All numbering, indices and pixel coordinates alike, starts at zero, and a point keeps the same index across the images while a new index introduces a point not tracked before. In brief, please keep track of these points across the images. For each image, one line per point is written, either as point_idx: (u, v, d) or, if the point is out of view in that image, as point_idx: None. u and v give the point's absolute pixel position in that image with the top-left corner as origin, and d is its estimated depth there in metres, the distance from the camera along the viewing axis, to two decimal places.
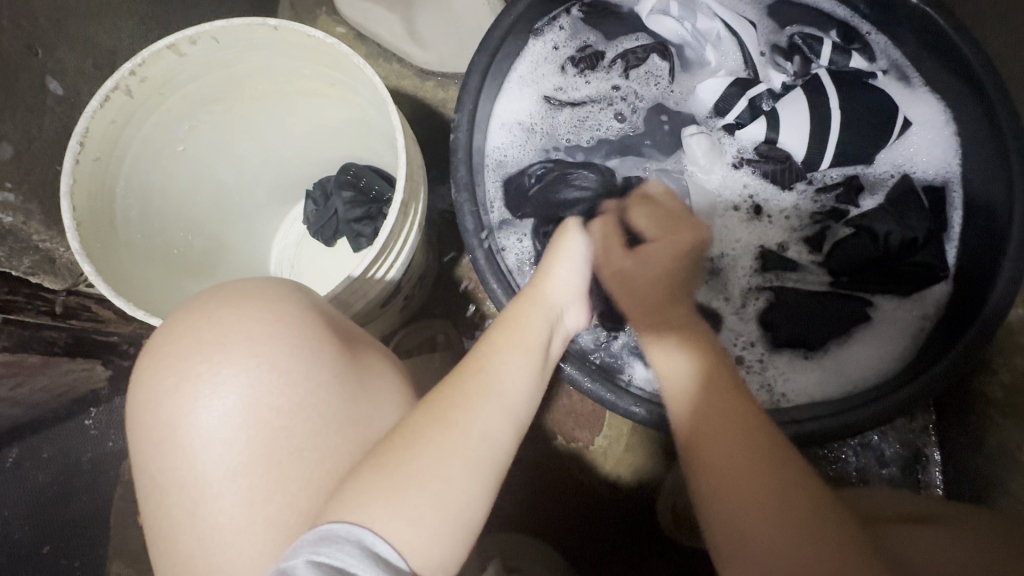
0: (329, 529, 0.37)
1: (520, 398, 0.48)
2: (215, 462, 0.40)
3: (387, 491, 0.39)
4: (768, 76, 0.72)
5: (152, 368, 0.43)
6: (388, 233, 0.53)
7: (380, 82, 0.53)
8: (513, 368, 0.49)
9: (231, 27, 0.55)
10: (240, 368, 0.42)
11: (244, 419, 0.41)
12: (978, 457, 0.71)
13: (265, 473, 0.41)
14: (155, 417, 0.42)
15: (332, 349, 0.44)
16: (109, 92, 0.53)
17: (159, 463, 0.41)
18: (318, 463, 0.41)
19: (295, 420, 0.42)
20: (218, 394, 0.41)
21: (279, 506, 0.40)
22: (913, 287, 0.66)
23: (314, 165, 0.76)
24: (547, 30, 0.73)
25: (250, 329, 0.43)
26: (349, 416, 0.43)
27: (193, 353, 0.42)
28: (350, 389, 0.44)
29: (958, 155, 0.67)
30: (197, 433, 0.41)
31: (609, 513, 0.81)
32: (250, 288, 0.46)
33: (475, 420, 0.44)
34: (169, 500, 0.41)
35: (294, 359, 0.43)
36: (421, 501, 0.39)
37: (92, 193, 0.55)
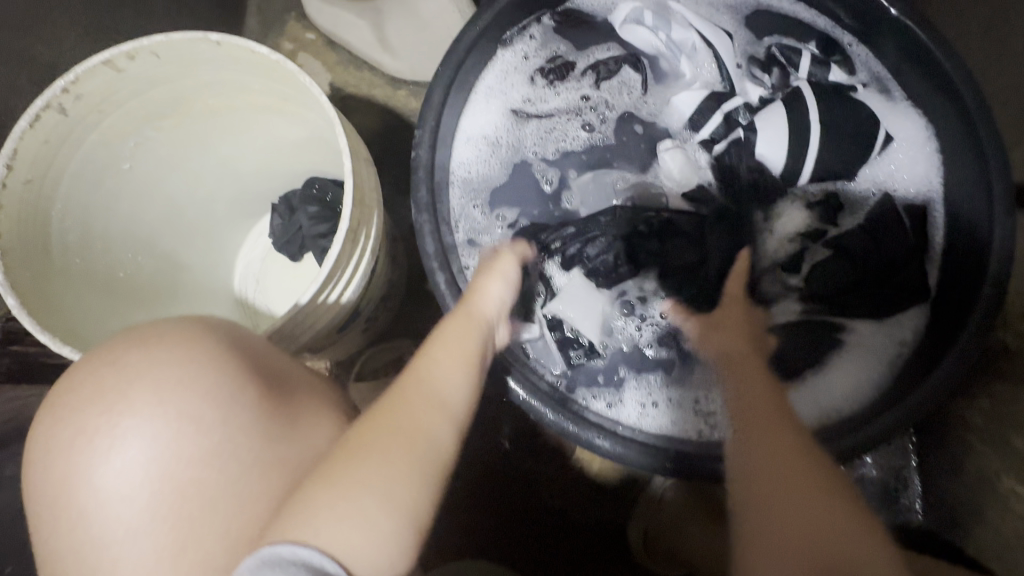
0: (269, 552, 0.32)
1: (460, 404, 0.48)
2: (115, 523, 0.37)
3: (333, 500, 0.36)
4: (745, 89, 0.70)
5: (49, 420, 0.39)
6: (333, 261, 0.50)
7: (327, 100, 0.50)
8: (449, 376, 0.49)
9: (171, 42, 0.52)
10: (142, 418, 0.38)
11: (148, 472, 0.37)
12: (957, 483, 0.69)
13: (171, 532, 0.37)
14: (50, 475, 0.38)
15: (252, 392, 0.40)
16: (39, 111, 0.50)
17: (56, 525, 0.38)
18: (234, 515, 0.37)
19: (207, 470, 0.38)
20: (118, 449, 0.38)
21: (188, 566, 0.36)
22: (886, 310, 0.65)
23: (275, 179, 0.73)
24: (516, 39, 0.70)
25: (154, 375, 0.39)
26: (271, 459, 0.39)
27: (90, 404, 0.39)
28: (274, 431, 0.40)
29: (939, 172, 0.65)
30: (96, 492, 0.37)
31: (581, 537, 0.79)
32: (158, 327, 0.42)
33: (420, 424, 0.43)
34: (71, 565, 0.38)
35: (206, 405, 0.39)
36: (371, 505, 0.37)
37: (22, 218, 0.52)
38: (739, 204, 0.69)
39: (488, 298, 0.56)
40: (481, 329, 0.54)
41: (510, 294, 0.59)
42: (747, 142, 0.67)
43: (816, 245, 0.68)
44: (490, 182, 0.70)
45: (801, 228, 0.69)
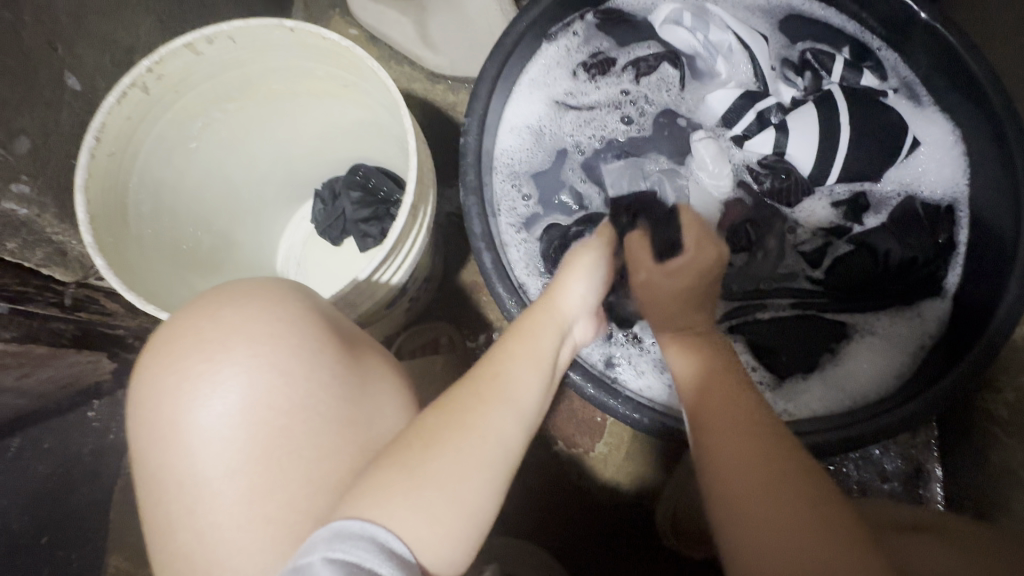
0: (343, 525, 0.36)
1: (533, 405, 0.46)
2: (211, 462, 0.41)
3: (407, 489, 0.38)
4: (779, 89, 0.73)
5: (154, 363, 0.43)
6: (398, 234, 0.54)
7: (393, 85, 0.54)
8: (526, 375, 0.47)
9: (248, 27, 0.56)
10: (239, 367, 0.42)
11: (244, 418, 0.41)
12: (981, 474, 0.70)
13: (263, 471, 0.41)
14: (154, 414, 0.42)
15: (333, 350, 0.45)
16: (126, 89, 0.54)
17: (158, 460, 0.42)
18: (318, 463, 0.42)
19: (295, 420, 0.42)
20: (219, 393, 0.42)
21: (278, 505, 0.40)
22: (908, 301, 0.67)
23: (324, 165, 0.77)
24: (561, 35, 0.74)
25: (249, 327, 0.43)
26: (348, 416, 0.43)
27: (193, 351, 0.43)
28: (350, 388, 0.44)
29: (966, 176, 0.67)
30: (197, 432, 0.41)
31: (608, 520, 0.81)
32: (251, 287, 0.46)
33: (489, 421, 0.43)
34: (168, 497, 0.41)
35: (295, 359, 0.43)
36: (437, 499, 0.38)
37: (106, 187, 0.56)
38: (771, 197, 0.71)
39: (569, 296, 0.56)
40: (557, 326, 0.53)
41: (590, 295, 0.58)
42: (778, 137, 0.69)
43: (840, 241, 0.71)
44: (531, 168, 0.73)
45: (826, 224, 0.71)
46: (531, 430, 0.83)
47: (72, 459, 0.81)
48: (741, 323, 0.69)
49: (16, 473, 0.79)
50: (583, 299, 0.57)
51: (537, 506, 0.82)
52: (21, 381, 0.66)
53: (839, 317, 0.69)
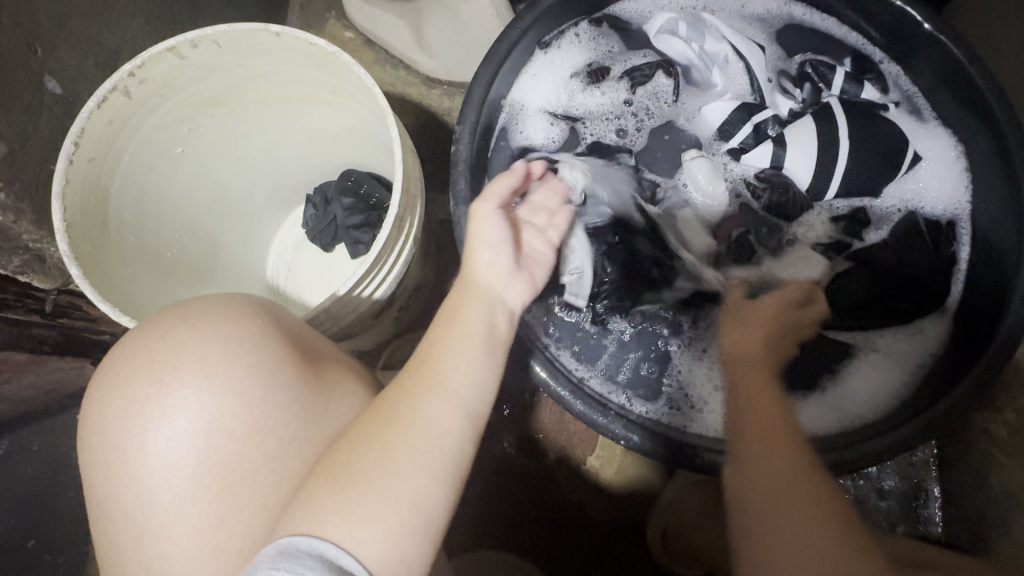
0: (289, 543, 0.36)
1: (473, 393, 0.46)
2: (160, 489, 0.40)
3: (335, 494, 0.38)
4: (776, 102, 0.71)
5: (103, 387, 0.42)
6: (382, 246, 0.52)
7: (380, 93, 0.53)
8: (458, 359, 0.47)
9: (232, 31, 0.54)
10: (191, 391, 0.41)
11: (196, 442, 0.41)
12: (980, 496, 0.69)
13: (216, 499, 0.41)
14: (102, 441, 0.42)
15: (294, 368, 0.44)
16: (107, 93, 0.53)
17: (106, 488, 0.41)
18: (271, 488, 0.41)
19: (248, 444, 0.41)
20: (169, 418, 0.41)
21: (229, 532, 0.40)
22: (907, 317, 0.66)
23: (313, 170, 0.76)
24: (555, 43, 0.72)
25: (200, 349, 0.42)
26: (305, 435, 0.43)
27: (144, 373, 0.42)
28: (309, 407, 0.44)
29: (968, 193, 0.65)
30: (145, 458, 0.41)
31: (600, 538, 0.79)
32: (208, 303, 0.45)
33: (421, 412, 0.43)
34: (116, 525, 0.41)
35: (248, 380, 0.42)
36: (374, 502, 0.38)
37: (86, 194, 0.54)
38: (770, 212, 0.70)
39: (482, 269, 0.54)
40: (484, 303, 0.52)
41: (505, 257, 0.55)
42: (777, 151, 0.67)
43: (839, 257, 0.69)
44: None
45: (825, 239, 0.70)
46: (523, 443, 0.82)
47: (56, 464, 0.80)
48: None
49: None
50: (495, 263, 0.55)
51: (526, 521, 0.80)
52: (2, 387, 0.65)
53: (842, 336, 0.67)
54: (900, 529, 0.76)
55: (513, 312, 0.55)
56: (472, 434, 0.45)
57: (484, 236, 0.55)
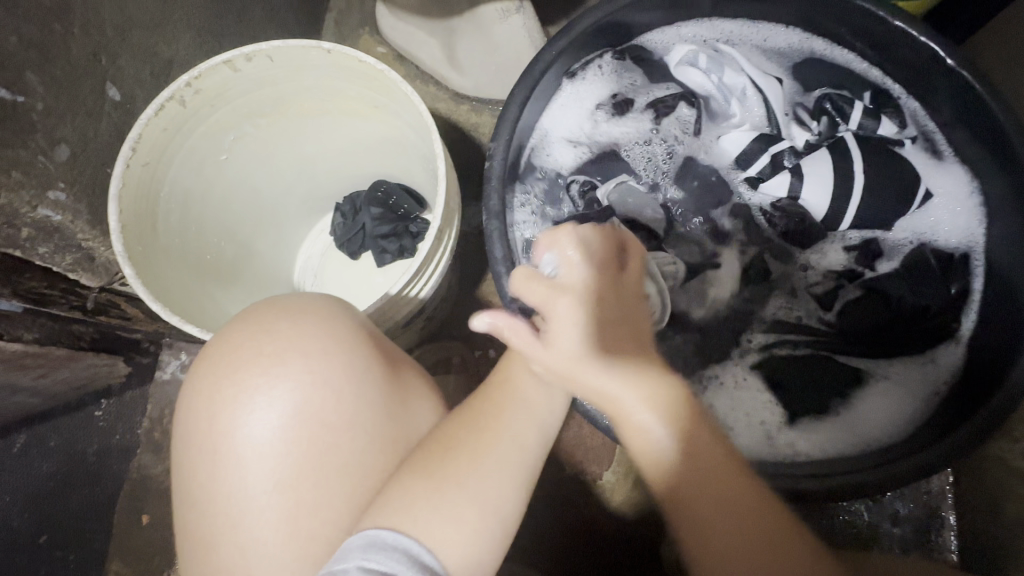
0: (376, 535, 0.38)
1: (551, 412, 0.49)
2: (260, 477, 0.41)
3: (431, 493, 0.40)
4: (792, 133, 0.73)
5: (211, 376, 0.44)
6: (424, 257, 0.54)
7: (426, 110, 0.55)
8: (537, 378, 0.50)
9: (286, 47, 0.57)
10: (292, 381, 0.43)
11: (294, 433, 0.42)
12: (997, 525, 0.69)
13: (309, 489, 0.41)
14: (208, 425, 0.43)
15: (381, 368, 0.45)
16: (164, 101, 0.55)
17: (207, 471, 0.42)
18: (359, 481, 0.42)
19: (342, 437, 0.43)
20: (271, 407, 0.42)
21: (320, 521, 0.41)
22: (919, 348, 0.67)
23: (348, 179, 0.78)
24: (581, 72, 0.74)
25: (305, 344, 0.44)
26: (391, 435, 0.44)
27: (251, 363, 0.43)
28: (394, 408, 0.45)
29: (982, 225, 0.66)
30: (247, 444, 0.42)
31: (612, 552, 0.80)
32: (306, 302, 0.47)
33: (507, 426, 0.45)
34: (211, 510, 0.42)
35: (345, 376, 0.43)
36: (461, 500, 0.41)
37: (138, 197, 0.56)
38: (785, 239, 0.73)
39: None
40: None
41: None
42: (794, 181, 0.69)
43: (851, 284, 0.71)
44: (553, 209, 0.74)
45: (837, 267, 0.72)
46: None
47: (77, 459, 0.80)
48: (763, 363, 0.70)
49: (19, 471, 0.79)
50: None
51: (537, 531, 0.80)
52: (37, 380, 0.67)
53: (856, 362, 0.69)
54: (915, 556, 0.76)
55: None
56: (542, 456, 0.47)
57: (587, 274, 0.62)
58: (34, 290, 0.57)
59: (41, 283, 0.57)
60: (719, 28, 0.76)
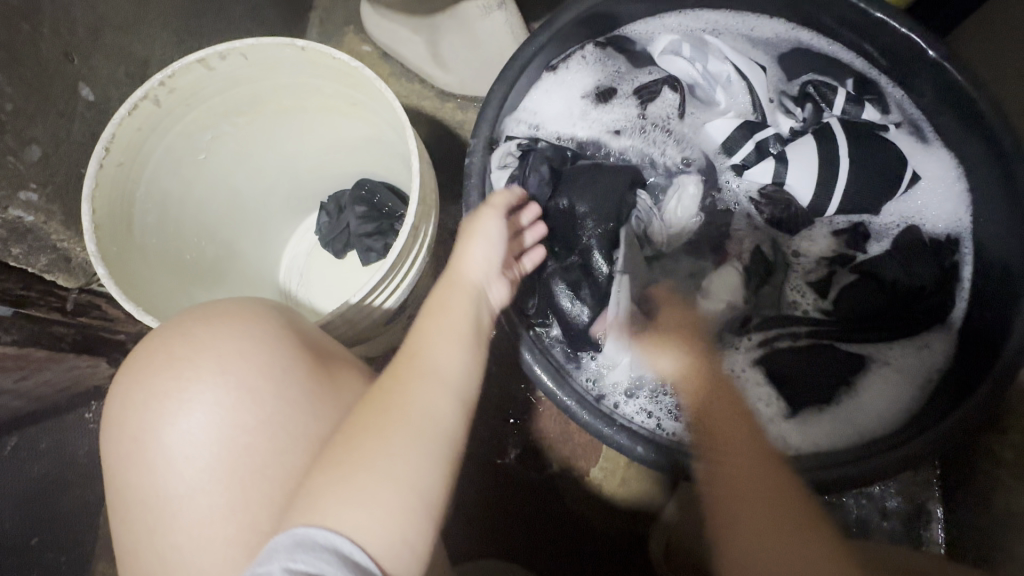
0: (305, 534, 0.36)
1: (463, 378, 0.48)
2: (181, 479, 0.42)
3: (340, 484, 0.39)
4: (777, 121, 0.74)
5: (126, 384, 0.44)
6: (399, 252, 0.54)
7: (400, 106, 0.55)
8: (449, 349, 0.49)
9: (259, 45, 0.57)
10: (207, 384, 0.43)
11: (214, 436, 0.42)
12: (984, 518, 0.68)
13: (226, 491, 0.42)
14: (123, 432, 0.43)
15: (304, 366, 0.45)
16: (138, 100, 0.55)
17: (125, 477, 0.43)
18: (279, 483, 0.42)
19: (258, 437, 0.43)
20: (185, 412, 0.42)
21: (239, 524, 0.41)
22: (914, 331, 0.66)
23: (330, 178, 0.78)
24: (563, 66, 0.74)
25: (219, 347, 0.44)
26: (315, 433, 0.44)
27: (162, 369, 0.44)
28: (318, 406, 0.45)
29: (969, 210, 0.67)
30: (164, 450, 0.42)
31: (600, 548, 0.80)
32: (228, 306, 0.47)
33: (416, 399, 0.44)
34: (133, 516, 0.43)
35: (261, 375, 0.44)
36: (371, 484, 0.39)
37: (113, 197, 0.56)
38: (771, 226, 0.72)
39: (473, 261, 0.56)
40: (471, 293, 0.54)
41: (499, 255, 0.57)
42: (779, 168, 0.69)
43: (844, 269, 0.70)
44: None
45: (828, 253, 0.71)
46: (528, 453, 0.82)
47: (66, 461, 0.80)
48: (767, 354, 0.68)
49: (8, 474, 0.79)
50: (485, 260, 0.56)
51: (526, 529, 0.80)
52: (20, 381, 0.67)
53: (859, 347, 0.68)
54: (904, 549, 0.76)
55: (494, 309, 0.57)
56: (462, 425, 0.45)
57: (490, 229, 0.57)
58: (12, 291, 0.57)
59: (16, 284, 0.57)
60: (702, 18, 0.77)
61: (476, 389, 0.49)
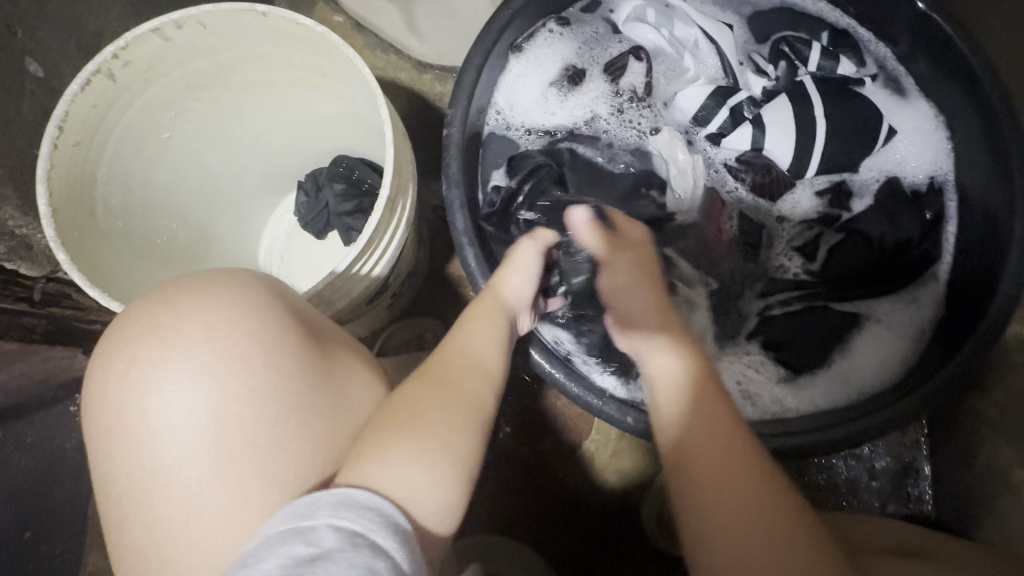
0: (348, 493, 0.36)
1: (497, 369, 0.49)
2: (170, 452, 0.40)
3: (399, 443, 0.40)
4: (748, 82, 0.71)
5: (106, 355, 0.43)
6: (374, 229, 0.52)
7: (370, 73, 0.52)
8: (486, 344, 0.50)
9: (219, 12, 0.54)
10: (194, 357, 0.41)
11: (204, 407, 0.41)
12: (968, 473, 0.69)
13: (218, 463, 0.40)
14: (104, 403, 0.42)
15: (297, 338, 0.44)
16: (91, 75, 0.52)
17: (108, 452, 0.42)
18: (271, 455, 0.41)
19: (249, 408, 0.41)
20: (172, 381, 0.41)
21: (230, 496, 0.40)
22: (907, 281, 0.65)
23: (305, 156, 0.75)
24: (527, 46, 0.70)
25: (206, 315, 0.42)
26: (312, 405, 0.43)
27: (146, 338, 0.42)
28: (316, 376, 0.44)
29: (948, 158, 0.66)
30: (151, 422, 0.41)
31: (594, 518, 0.80)
32: (213, 277, 0.45)
33: (464, 386, 0.46)
34: (118, 491, 0.41)
35: (250, 345, 0.42)
36: (431, 449, 0.40)
37: (73, 178, 0.54)
38: (754, 193, 0.70)
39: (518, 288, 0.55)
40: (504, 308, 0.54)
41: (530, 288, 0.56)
42: (755, 133, 0.68)
43: (830, 230, 0.68)
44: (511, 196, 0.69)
45: (812, 214, 0.69)
46: (522, 427, 0.82)
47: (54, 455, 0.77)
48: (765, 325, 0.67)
49: None
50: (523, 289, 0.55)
51: (523, 504, 0.81)
52: None
53: (850, 306, 0.66)
54: (891, 508, 0.77)
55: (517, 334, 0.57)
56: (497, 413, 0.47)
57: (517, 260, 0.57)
58: None
59: None
60: None
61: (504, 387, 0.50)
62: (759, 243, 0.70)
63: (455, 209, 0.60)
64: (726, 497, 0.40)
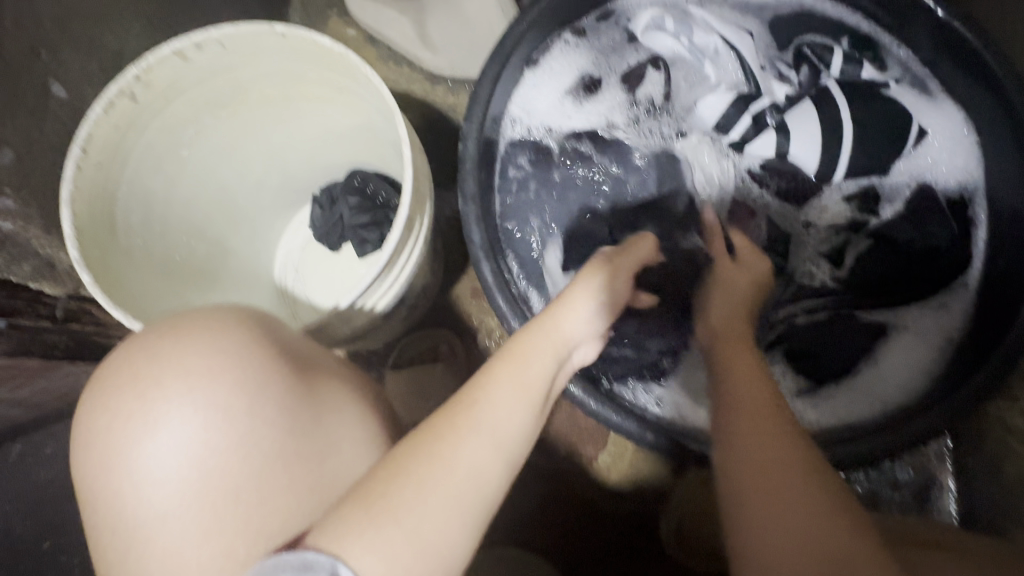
0: (311, 557, 0.33)
1: (515, 436, 0.42)
2: (156, 504, 0.40)
3: (365, 521, 0.34)
4: (771, 88, 0.69)
5: (89, 408, 0.43)
6: (393, 249, 0.52)
7: (389, 91, 0.52)
8: (510, 403, 0.43)
9: (239, 33, 0.54)
10: (176, 406, 0.42)
11: (189, 458, 0.41)
12: (995, 484, 0.68)
13: (203, 512, 0.40)
14: (87, 456, 0.42)
15: (281, 382, 0.44)
16: (114, 97, 0.53)
17: (91, 503, 0.42)
18: (255, 506, 0.41)
19: (234, 459, 0.41)
20: (156, 433, 0.41)
21: (212, 549, 0.40)
22: (933, 292, 0.64)
23: (319, 169, 0.75)
24: (542, 59, 0.71)
25: (188, 365, 0.42)
26: (298, 453, 0.43)
27: (128, 390, 0.42)
28: (301, 424, 0.43)
29: (980, 164, 0.64)
30: (135, 475, 0.41)
31: (612, 530, 0.79)
32: (196, 320, 0.45)
33: (462, 454, 0.39)
34: (106, 542, 0.41)
35: (233, 393, 0.42)
36: (398, 535, 0.34)
37: (94, 201, 0.55)
38: (779, 199, 0.69)
39: (575, 316, 0.52)
40: (555, 345, 0.49)
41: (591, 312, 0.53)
42: (779, 139, 0.67)
43: (859, 236, 0.67)
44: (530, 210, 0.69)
45: (841, 220, 0.67)
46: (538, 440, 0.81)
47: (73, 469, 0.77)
48: (790, 334, 0.66)
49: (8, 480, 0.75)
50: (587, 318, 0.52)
51: (538, 517, 0.80)
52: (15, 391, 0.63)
53: (877, 317, 0.65)
54: None
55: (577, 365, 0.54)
56: (508, 481, 0.41)
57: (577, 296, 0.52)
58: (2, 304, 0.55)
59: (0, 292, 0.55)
60: None
61: (524, 455, 0.44)
62: (785, 251, 0.68)
63: (473, 224, 0.60)
64: (774, 472, 0.36)
